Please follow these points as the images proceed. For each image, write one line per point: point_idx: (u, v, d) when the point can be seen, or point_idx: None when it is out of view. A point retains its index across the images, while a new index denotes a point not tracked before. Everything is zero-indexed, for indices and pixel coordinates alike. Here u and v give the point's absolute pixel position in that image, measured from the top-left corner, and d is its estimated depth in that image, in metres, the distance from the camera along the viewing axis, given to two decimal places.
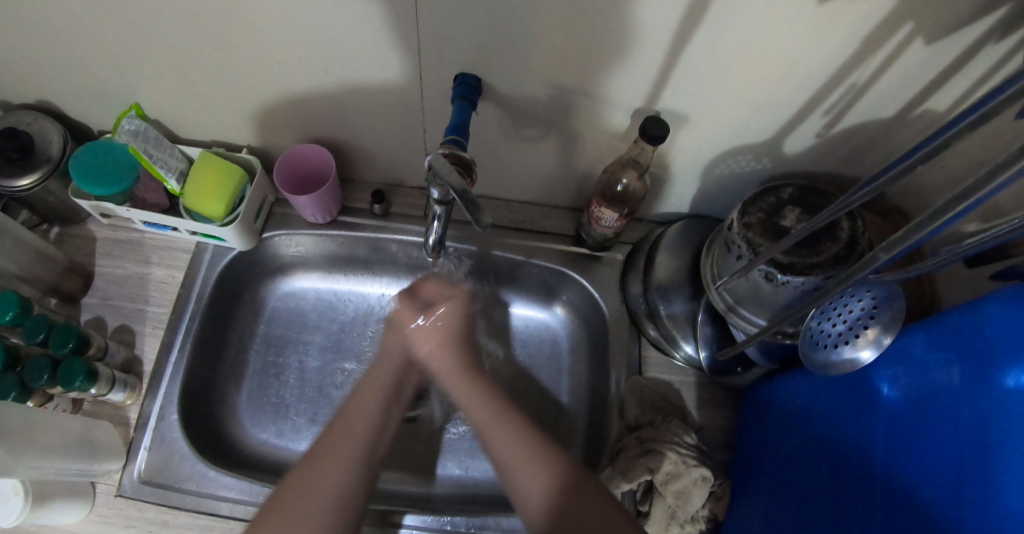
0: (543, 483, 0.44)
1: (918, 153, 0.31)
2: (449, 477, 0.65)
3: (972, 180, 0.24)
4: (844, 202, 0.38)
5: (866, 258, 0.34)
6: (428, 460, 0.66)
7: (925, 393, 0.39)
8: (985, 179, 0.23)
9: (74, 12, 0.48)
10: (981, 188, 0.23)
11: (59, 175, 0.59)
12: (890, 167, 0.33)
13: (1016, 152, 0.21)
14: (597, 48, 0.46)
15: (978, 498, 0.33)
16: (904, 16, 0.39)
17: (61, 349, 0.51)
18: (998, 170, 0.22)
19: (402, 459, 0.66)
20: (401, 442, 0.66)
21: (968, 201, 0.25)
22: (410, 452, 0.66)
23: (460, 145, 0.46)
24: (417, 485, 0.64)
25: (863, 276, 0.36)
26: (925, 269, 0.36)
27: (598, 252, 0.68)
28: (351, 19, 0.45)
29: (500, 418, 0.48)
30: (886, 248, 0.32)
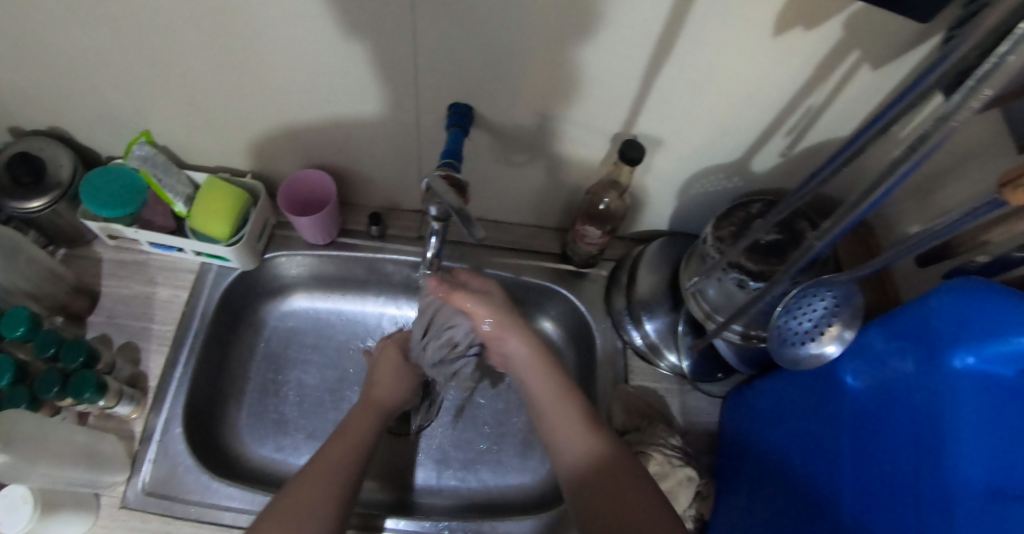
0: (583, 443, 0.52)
1: (837, 160, 0.36)
2: (430, 487, 0.66)
3: (882, 170, 0.29)
4: (788, 205, 0.43)
5: (805, 248, 0.39)
6: (409, 469, 0.66)
7: (884, 383, 0.43)
8: (888, 171, 0.29)
9: (99, 47, 0.52)
10: (887, 179, 0.29)
11: (69, 198, 0.62)
12: (818, 172, 0.38)
13: (915, 143, 0.27)
14: (579, 80, 0.51)
15: (934, 472, 0.37)
16: (850, 46, 0.45)
17: (72, 364, 0.53)
18: (910, 153, 0.27)
19: (384, 468, 0.66)
20: (383, 451, 0.67)
21: (881, 189, 0.30)
22: (392, 462, 0.67)
23: (454, 168, 0.50)
24: (400, 494, 0.65)
25: (806, 263, 0.41)
26: (882, 262, 0.40)
27: (583, 268, 0.72)
28: (355, 54, 0.50)
29: (545, 374, 0.57)
30: (819, 236, 0.37)
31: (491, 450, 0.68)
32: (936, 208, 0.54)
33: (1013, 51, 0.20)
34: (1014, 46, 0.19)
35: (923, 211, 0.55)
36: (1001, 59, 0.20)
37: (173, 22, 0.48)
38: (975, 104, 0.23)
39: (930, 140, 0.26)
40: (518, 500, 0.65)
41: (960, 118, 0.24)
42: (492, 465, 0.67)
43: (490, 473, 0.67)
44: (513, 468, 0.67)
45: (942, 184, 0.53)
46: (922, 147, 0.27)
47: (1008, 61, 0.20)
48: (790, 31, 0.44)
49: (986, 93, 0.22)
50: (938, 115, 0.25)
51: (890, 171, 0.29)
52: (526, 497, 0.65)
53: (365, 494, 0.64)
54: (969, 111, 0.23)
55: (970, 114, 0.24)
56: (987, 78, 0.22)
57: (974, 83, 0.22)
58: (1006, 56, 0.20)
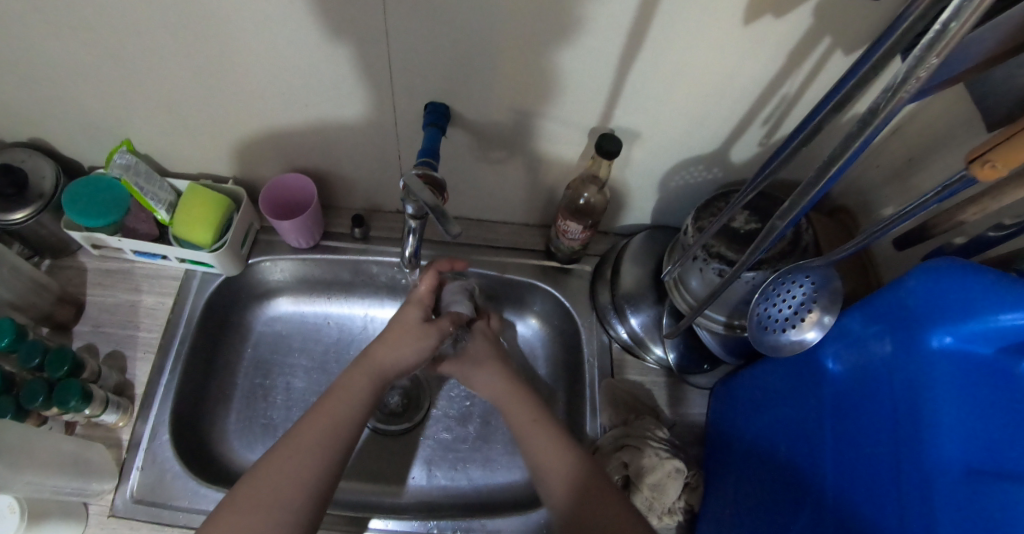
0: (558, 461, 0.52)
1: (801, 134, 0.36)
2: (419, 485, 0.66)
3: (838, 144, 0.29)
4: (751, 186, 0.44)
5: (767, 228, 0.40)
6: (399, 468, 0.67)
7: (864, 365, 0.43)
8: (841, 148, 0.29)
9: (75, 56, 0.52)
10: (843, 154, 0.29)
11: (53, 208, 0.62)
12: (782, 149, 0.39)
13: (866, 117, 0.27)
14: (553, 75, 0.51)
15: (912, 452, 0.37)
16: (821, 33, 0.45)
17: (57, 373, 0.53)
18: (864, 128, 0.28)
19: (368, 467, 0.66)
20: (368, 449, 0.67)
21: (835, 167, 0.31)
22: (377, 460, 0.67)
23: (432, 166, 0.50)
24: (375, 490, 0.65)
25: (768, 245, 0.41)
26: (861, 243, 0.39)
27: (568, 264, 0.72)
28: (328, 56, 0.50)
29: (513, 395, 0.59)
30: (780, 215, 0.38)
31: (480, 448, 0.68)
32: (914, 192, 0.54)
33: (957, 15, 0.20)
34: (959, 9, 0.20)
35: (902, 196, 0.56)
36: (943, 27, 0.20)
37: (147, 30, 0.49)
38: (923, 73, 0.23)
39: (881, 112, 0.26)
40: (508, 498, 0.65)
41: (908, 89, 0.24)
42: (481, 463, 0.67)
43: (479, 472, 0.67)
44: (503, 465, 0.67)
45: (919, 168, 0.53)
46: (873, 120, 0.27)
47: (953, 27, 0.21)
48: (759, 20, 0.44)
49: (933, 62, 0.22)
50: (888, 88, 0.25)
51: (844, 146, 0.29)
52: (516, 494, 0.65)
53: (343, 491, 0.65)
54: (916, 82, 0.24)
55: (918, 85, 0.24)
56: (931, 50, 0.22)
57: (920, 52, 0.22)
58: (951, 20, 0.20)
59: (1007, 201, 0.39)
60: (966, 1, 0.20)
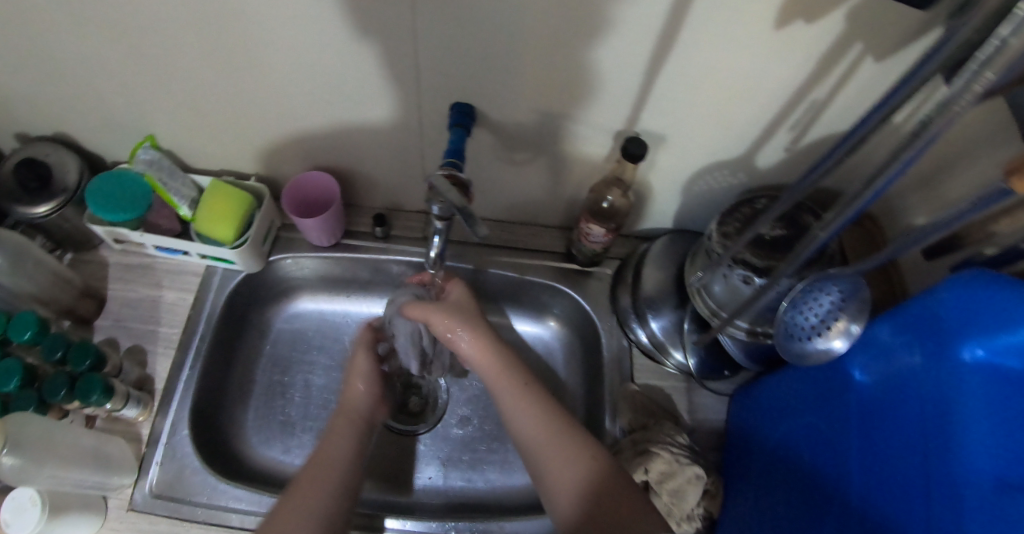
0: (565, 470, 0.51)
1: (843, 147, 0.37)
2: (428, 486, 0.66)
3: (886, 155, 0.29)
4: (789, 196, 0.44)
5: (809, 238, 0.40)
6: (408, 469, 0.66)
7: (892, 375, 0.43)
8: (890, 159, 0.29)
9: (103, 52, 0.53)
10: (891, 165, 0.29)
11: (76, 203, 0.62)
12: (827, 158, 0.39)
13: (917, 130, 0.27)
14: (580, 78, 0.51)
15: (942, 465, 0.36)
16: (853, 38, 0.44)
17: (79, 367, 0.53)
18: (915, 139, 0.27)
19: (381, 467, 0.66)
20: (379, 448, 0.67)
21: (882, 181, 0.31)
22: (387, 460, 0.67)
23: (458, 167, 0.50)
24: (396, 493, 0.65)
25: (808, 255, 0.41)
26: (887, 255, 0.40)
27: (588, 267, 0.72)
28: (355, 56, 0.50)
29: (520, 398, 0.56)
30: (824, 226, 0.38)
31: (497, 450, 0.68)
32: (942, 200, 0.53)
33: (1015, 33, 0.19)
34: (1016, 28, 0.19)
35: (929, 204, 0.55)
36: (1001, 43, 0.20)
37: (176, 27, 0.49)
38: (978, 88, 0.22)
39: (933, 126, 0.25)
40: (525, 501, 0.65)
41: (963, 103, 0.24)
42: (498, 465, 0.67)
43: (496, 474, 0.66)
44: (520, 467, 0.67)
45: (947, 176, 0.53)
46: (924, 134, 0.26)
47: (1011, 44, 0.20)
48: (792, 24, 0.43)
49: (989, 78, 0.22)
50: (939, 101, 0.24)
51: (894, 157, 0.29)
52: (533, 497, 0.65)
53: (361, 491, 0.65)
54: (972, 96, 0.23)
55: (974, 97, 0.23)
56: (990, 64, 0.21)
57: (976, 66, 0.22)
58: (1008, 38, 0.20)
59: None
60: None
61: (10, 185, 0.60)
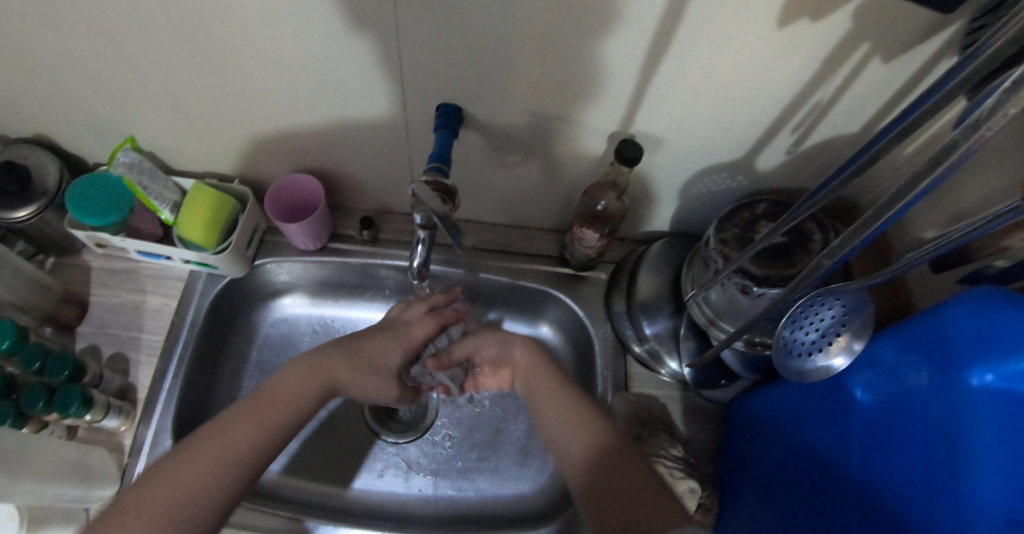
0: (570, 427, 0.52)
1: (861, 160, 0.35)
2: (364, 488, 0.65)
3: (908, 177, 0.27)
4: (794, 214, 0.42)
5: (813, 265, 0.37)
6: (346, 469, 0.66)
7: (897, 397, 0.41)
8: (909, 185, 0.27)
9: (75, 50, 0.51)
10: (911, 192, 0.27)
11: (56, 207, 0.61)
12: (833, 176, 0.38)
13: (939, 153, 0.25)
14: (572, 78, 0.48)
15: (949, 494, 0.35)
16: (860, 38, 0.42)
17: (57, 377, 0.52)
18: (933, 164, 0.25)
19: (311, 466, 0.66)
20: (321, 448, 0.67)
21: (897, 207, 0.29)
22: (328, 460, 0.66)
23: (443, 173, 0.48)
24: (322, 490, 0.64)
25: (814, 280, 0.39)
26: (893, 273, 0.37)
27: (582, 271, 0.69)
28: (335, 53, 0.48)
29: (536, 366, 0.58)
30: (828, 254, 0.35)
31: (487, 458, 0.66)
32: (951, 209, 0.51)
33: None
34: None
35: (938, 212, 0.53)
36: None
37: (148, 25, 0.47)
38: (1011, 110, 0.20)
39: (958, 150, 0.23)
40: (517, 511, 0.63)
41: (993, 126, 0.22)
42: (489, 474, 0.65)
43: (487, 483, 0.65)
44: (511, 477, 0.65)
45: (958, 183, 0.50)
46: (947, 159, 0.25)
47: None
48: (795, 23, 0.41)
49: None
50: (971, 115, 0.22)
51: (914, 181, 0.27)
52: (522, 507, 0.64)
53: (280, 488, 0.64)
54: (1003, 118, 0.21)
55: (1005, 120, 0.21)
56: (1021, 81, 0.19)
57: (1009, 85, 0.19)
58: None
59: None
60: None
61: None
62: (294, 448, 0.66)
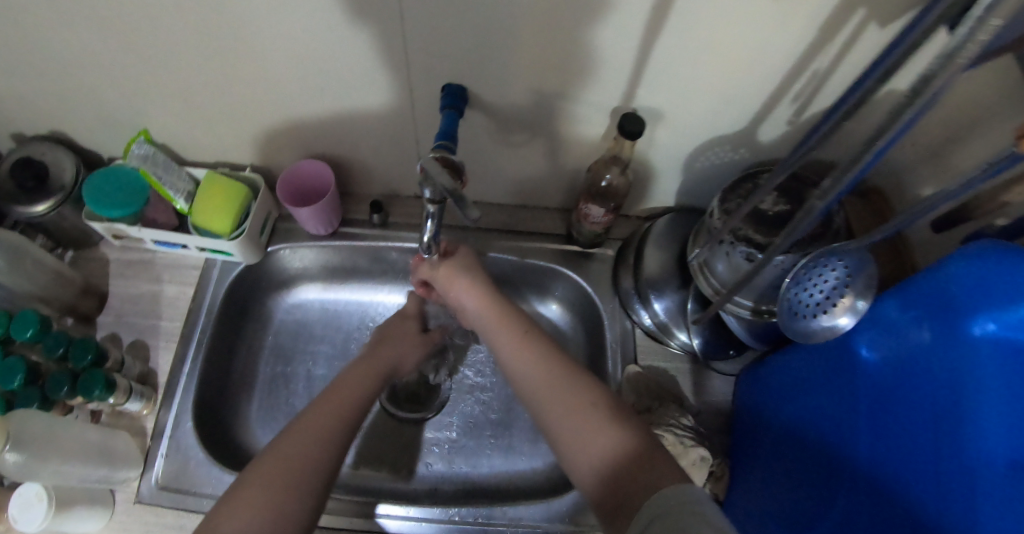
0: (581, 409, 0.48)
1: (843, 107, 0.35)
2: (430, 473, 0.65)
3: (888, 115, 0.28)
4: (781, 170, 0.42)
5: (805, 210, 0.38)
6: (410, 456, 0.66)
7: (902, 356, 0.41)
8: (892, 120, 0.27)
9: (84, 46, 0.52)
10: (892, 127, 0.28)
11: (73, 201, 0.62)
12: (822, 124, 0.38)
13: (918, 90, 0.25)
14: (572, 55, 0.49)
15: (956, 444, 0.35)
16: (857, 3, 0.42)
17: (80, 363, 0.54)
18: (913, 98, 0.26)
19: (376, 456, 0.66)
20: (383, 438, 0.67)
21: (880, 143, 0.29)
22: (391, 450, 0.67)
23: (449, 150, 0.49)
24: (386, 480, 0.65)
25: (803, 229, 0.40)
26: (892, 228, 0.38)
27: (589, 249, 0.70)
28: (339, 41, 0.49)
29: (527, 342, 0.54)
30: (819, 196, 0.36)
31: (500, 436, 0.67)
32: (953, 170, 0.52)
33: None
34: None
35: (940, 174, 0.54)
36: None
37: (154, 17, 0.48)
38: (981, 38, 0.21)
39: (934, 82, 0.24)
40: (531, 485, 0.64)
41: (967, 54, 0.22)
42: (502, 450, 0.66)
43: (500, 460, 0.66)
44: (523, 453, 0.66)
45: (959, 144, 0.51)
46: (926, 90, 0.25)
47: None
48: None
49: (993, 26, 0.20)
50: (940, 54, 0.23)
51: (899, 122, 0.27)
52: (535, 482, 0.65)
53: (352, 478, 0.65)
54: (976, 46, 0.22)
55: (977, 49, 0.22)
56: (996, 6, 0.19)
57: (980, 14, 0.20)
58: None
59: None
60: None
61: (7, 184, 0.60)
62: (355, 443, 0.67)
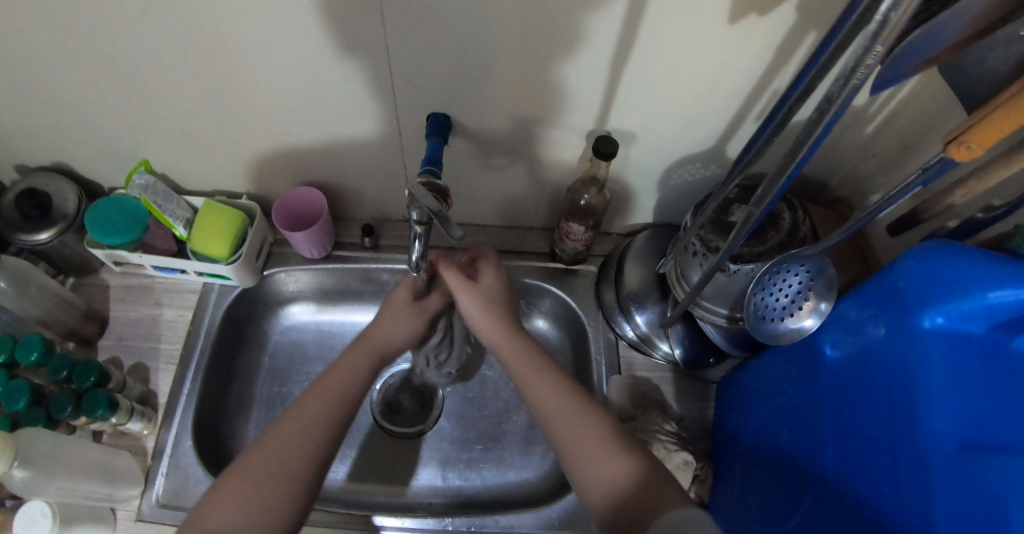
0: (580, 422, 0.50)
1: (768, 127, 0.39)
2: (423, 486, 0.67)
3: (804, 131, 0.31)
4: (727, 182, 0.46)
5: (745, 216, 0.41)
6: (404, 469, 0.68)
7: (861, 351, 0.44)
8: (805, 135, 0.31)
9: (90, 82, 0.55)
10: (805, 142, 0.31)
11: (75, 229, 0.65)
12: (757, 139, 0.41)
13: (824, 106, 0.29)
14: (547, 83, 0.53)
15: (908, 429, 0.38)
16: (806, 27, 0.46)
17: (84, 383, 0.56)
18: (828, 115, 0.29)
19: (370, 471, 0.68)
20: (377, 453, 0.69)
21: (799, 156, 0.33)
22: (384, 465, 0.68)
23: (435, 174, 0.52)
24: (381, 492, 0.67)
25: (747, 234, 0.43)
26: (851, 227, 0.42)
27: (573, 265, 0.74)
28: (330, 75, 0.53)
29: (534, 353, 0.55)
30: (756, 203, 0.39)
31: (493, 447, 0.69)
32: None
33: (895, 7, 0.22)
34: (895, 2, 0.22)
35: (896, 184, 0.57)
36: (885, 16, 0.22)
37: (158, 55, 0.51)
38: (870, 61, 0.24)
39: (837, 100, 0.28)
40: (522, 495, 0.66)
41: (860, 76, 0.26)
42: (494, 463, 0.68)
43: (492, 472, 0.68)
44: (515, 465, 0.68)
45: (912, 154, 0.55)
46: (831, 106, 0.28)
47: (891, 18, 0.22)
48: (744, 18, 0.45)
49: (878, 51, 0.24)
50: (841, 77, 0.26)
51: (818, 136, 0.31)
52: (527, 493, 0.66)
53: (348, 492, 0.67)
54: (867, 70, 0.25)
55: (870, 72, 0.26)
56: (878, 35, 0.23)
57: (868, 41, 0.24)
58: (889, 12, 0.22)
59: (993, 182, 0.41)
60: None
61: (11, 215, 0.63)
62: (350, 456, 0.69)
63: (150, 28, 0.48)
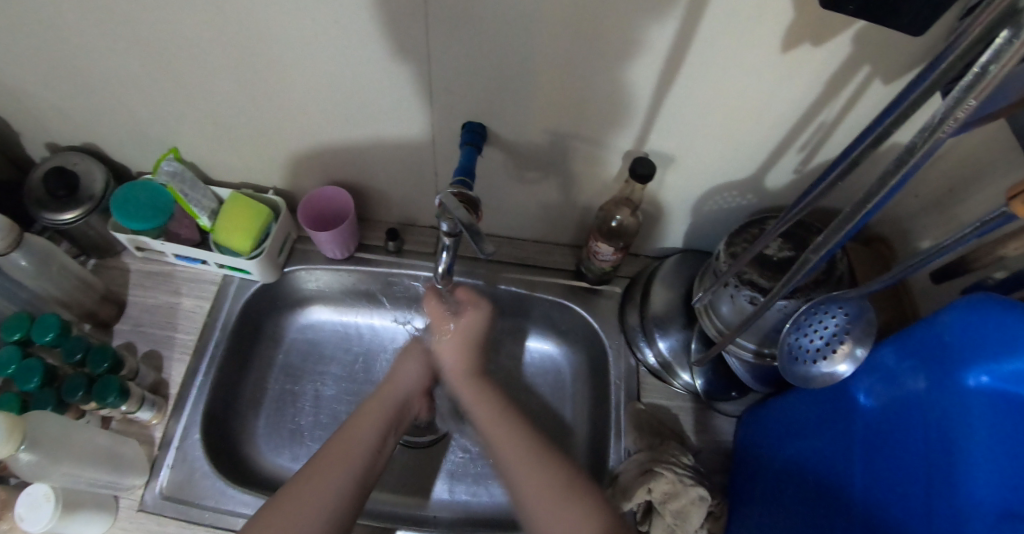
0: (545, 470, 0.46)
1: (835, 166, 0.37)
2: (443, 500, 0.66)
3: (874, 179, 0.30)
4: (783, 222, 0.44)
5: (800, 262, 0.40)
6: (425, 481, 0.67)
7: (898, 401, 0.42)
8: (876, 183, 0.30)
9: (129, 66, 0.55)
10: (878, 189, 0.30)
11: (100, 211, 0.65)
12: (821, 180, 0.39)
13: (901, 156, 0.28)
14: (589, 99, 0.52)
15: (945, 492, 0.36)
16: (863, 61, 0.45)
17: (97, 369, 0.56)
18: (901, 162, 0.28)
19: (404, 481, 0.67)
20: (399, 464, 0.68)
21: (869, 202, 0.31)
22: (404, 475, 0.67)
23: (467, 186, 0.51)
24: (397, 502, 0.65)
25: (800, 279, 0.41)
26: (893, 276, 0.41)
27: (597, 285, 0.72)
28: (370, 74, 0.52)
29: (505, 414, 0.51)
30: (815, 250, 0.38)
31: None
32: (954, 222, 0.53)
33: (995, 60, 0.21)
34: (998, 54, 0.21)
35: (940, 228, 0.55)
36: (983, 69, 0.21)
37: (199, 43, 0.51)
38: (960, 114, 0.23)
39: (917, 151, 0.27)
40: None
41: (947, 128, 0.24)
42: None
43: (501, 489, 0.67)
44: None
45: (959, 200, 0.53)
46: (909, 158, 0.27)
47: (990, 71, 0.21)
48: (799, 47, 0.44)
49: (971, 103, 0.23)
50: (925, 127, 0.25)
51: (881, 183, 0.30)
52: None
53: (374, 502, 0.65)
54: (955, 122, 0.24)
55: (956, 125, 0.24)
56: (971, 88, 0.22)
57: (959, 93, 0.23)
58: (989, 65, 0.21)
59: None
60: (1005, 47, 0.20)
61: (39, 192, 0.63)
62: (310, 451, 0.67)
63: (194, 15, 0.48)
